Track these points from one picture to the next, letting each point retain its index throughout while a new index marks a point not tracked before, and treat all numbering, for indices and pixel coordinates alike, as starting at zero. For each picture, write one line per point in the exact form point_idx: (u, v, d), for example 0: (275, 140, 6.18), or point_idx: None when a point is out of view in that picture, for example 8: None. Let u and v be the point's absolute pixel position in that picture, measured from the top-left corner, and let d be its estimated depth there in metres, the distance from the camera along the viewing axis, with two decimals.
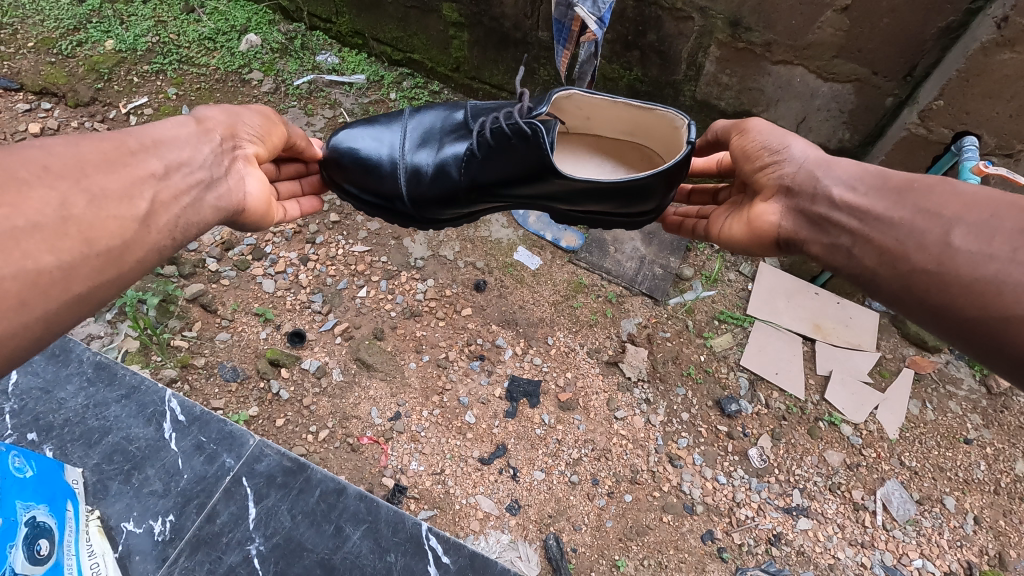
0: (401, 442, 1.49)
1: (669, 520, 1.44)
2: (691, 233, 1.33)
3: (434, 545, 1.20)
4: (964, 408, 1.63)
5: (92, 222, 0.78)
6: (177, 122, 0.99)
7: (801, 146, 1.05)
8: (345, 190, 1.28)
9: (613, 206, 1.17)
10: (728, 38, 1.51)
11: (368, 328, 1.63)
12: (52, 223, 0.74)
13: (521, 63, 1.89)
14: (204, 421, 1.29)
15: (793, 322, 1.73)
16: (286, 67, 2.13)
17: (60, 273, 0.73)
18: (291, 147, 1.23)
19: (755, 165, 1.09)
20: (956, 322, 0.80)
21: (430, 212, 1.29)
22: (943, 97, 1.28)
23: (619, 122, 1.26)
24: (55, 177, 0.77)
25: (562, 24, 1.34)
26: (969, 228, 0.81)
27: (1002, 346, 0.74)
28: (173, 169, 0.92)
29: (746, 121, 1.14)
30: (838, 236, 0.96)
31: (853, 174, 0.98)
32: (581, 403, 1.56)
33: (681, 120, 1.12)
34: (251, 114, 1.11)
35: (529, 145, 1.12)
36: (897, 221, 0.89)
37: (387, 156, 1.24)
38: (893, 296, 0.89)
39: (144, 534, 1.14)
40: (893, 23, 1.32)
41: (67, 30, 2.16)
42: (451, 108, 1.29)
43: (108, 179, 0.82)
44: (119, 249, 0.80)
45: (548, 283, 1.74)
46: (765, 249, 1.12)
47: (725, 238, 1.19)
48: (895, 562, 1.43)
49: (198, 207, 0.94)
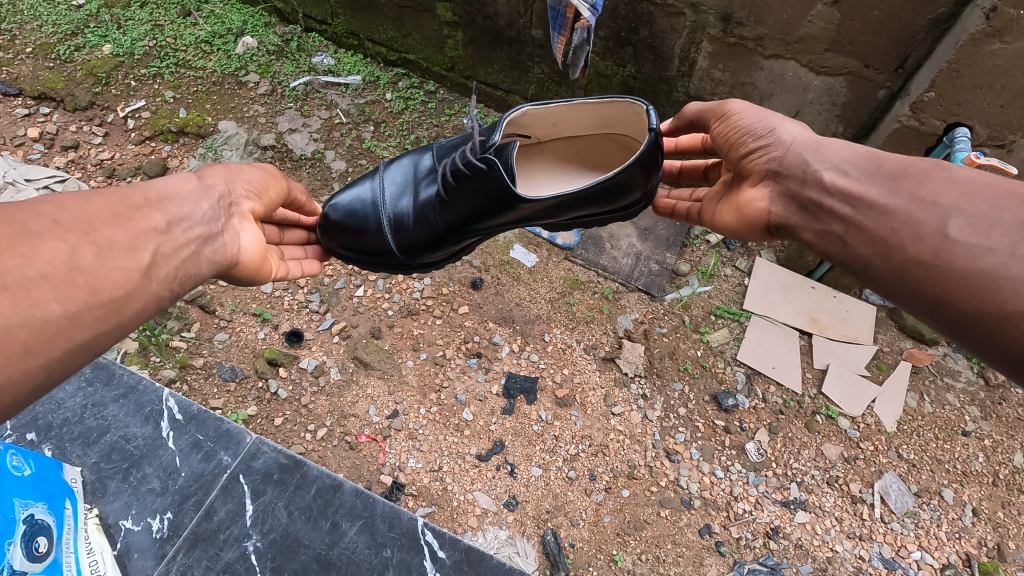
0: (399, 439, 1.50)
1: (666, 514, 1.44)
2: (685, 218, 1.33)
3: (429, 540, 1.21)
4: (962, 400, 1.63)
5: (98, 272, 0.77)
6: (178, 178, 0.98)
7: (787, 129, 1.05)
8: (340, 254, 1.31)
9: (599, 206, 1.15)
10: (721, 32, 1.51)
11: (366, 327, 1.64)
12: (61, 274, 0.73)
13: (491, 68, 1.96)
14: (201, 419, 1.30)
15: (789, 316, 1.73)
16: (282, 69, 2.14)
17: (65, 321, 0.72)
18: (291, 200, 1.26)
19: (741, 150, 1.10)
20: (952, 314, 0.79)
21: (425, 258, 1.30)
22: (935, 89, 1.29)
23: (582, 122, 1.27)
24: (66, 230, 0.76)
25: (558, 11, 1.33)
26: (967, 219, 0.80)
27: (1000, 341, 0.74)
28: (174, 224, 0.90)
29: (726, 105, 1.15)
30: (830, 223, 0.96)
31: (844, 158, 0.98)
32: (578, 399, 1.57)
33: (640, 106, 1.13)
34: (252, 172, 1.11)
35: (489, 181, 1.11)
36: (891, 209, 0.87)
37: (369, 214, 1.27)
38: (887, 286, 0.89)
39: (142, 531, 1.15)
40: (884, 16, 1.32)
41: (64, 35, 2.18)
42: (418, 154, 1.32)
43: (115, 232, 0.81)
44: (121, 299, 0.79)
45: (544, 279, 1.75)
46: (757, 234, 1.13)
47: (718, 224, 1.21)
48: (894, 555, 1.42)
49: (197, 260, 0.92)
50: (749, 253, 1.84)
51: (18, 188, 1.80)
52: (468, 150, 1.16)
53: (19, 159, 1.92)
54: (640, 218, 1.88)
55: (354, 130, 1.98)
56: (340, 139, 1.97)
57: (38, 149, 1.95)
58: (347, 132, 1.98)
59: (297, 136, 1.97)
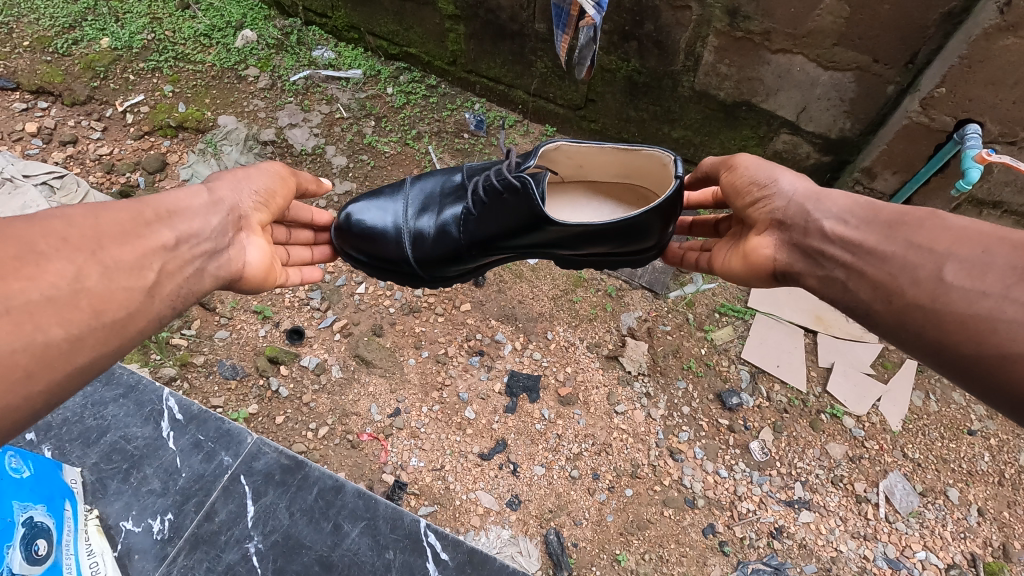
0: (400, 438, 1.49)
1: (670, 514, 1.43)
2: (696, 267, 1.28)
3: (432, 542, 1.20)
4: (968, 399, 1.61)
5: (103, 293, 0.75)
6: (189, 191, 0.97)
7: (789, 180, 1.03)
8: (354, 258, 1.30)
9: (615, 245, 1.13)
10: (727, 27, 1.49)
11: (367, 325, 1.63)
12: (65, 296, 0.71)
13: (493, 62, 1.93)
14: (201, 419, 1.29)
15: (795, 315, 1.72)
16: (282, 62, 2.12)
17: (67, 345, 0.70)
18: (302, 191, 1.27)
19: (746, 200, 1.08)
20: (954, 360, 0.77)
21: (439, 272, 1.29)
22: (946, 84, 1.28)
23: (607, 168, 1.26)
24: (74, 249, 0.75)
25: (561, 9, 1.30)
26: (962, 264, 0.78)
27: (1004, 387, 0.72)
28: (183, 241, 0.90)
29: (734, 157, 1.14)
30: (832, 269, 0.93)
31: (843, 207, 0.95)
32: (581, 398, 1.55)
33: (668, 157, 1.12)
34: (262, 178, 1.10)
35: (520, 198, 1.11)
36: (889, 256, 0.86)
37: (391, 224, 1.26)
38: (890, 331, 0.86)
39: (143, 533, 1.14)
40: (895, 10, 1.29)
41: (62, 29, 2.16)
42: (447, 171, 1.31)
43: (123, 252, 0.80)
44: (124, 320, 0.77)
45: (547, 278, 1.73)
46: (766, 282, 1.08)
47: (729, 272, 1.16)
48: (898, 555, 1.42)
49: (201, 277, 0.91)
50: None
51: (16, 184, 1.78)
52: (502, 169, 1.16)
53: (17, 155, 1.90)
54: None
55: (355, 125, 1.96)
56: (341, 134, 1.95)
57: (36, 144, 1.94)
58: (348, 127, 1.96)
59: (297, 131, 1.95)
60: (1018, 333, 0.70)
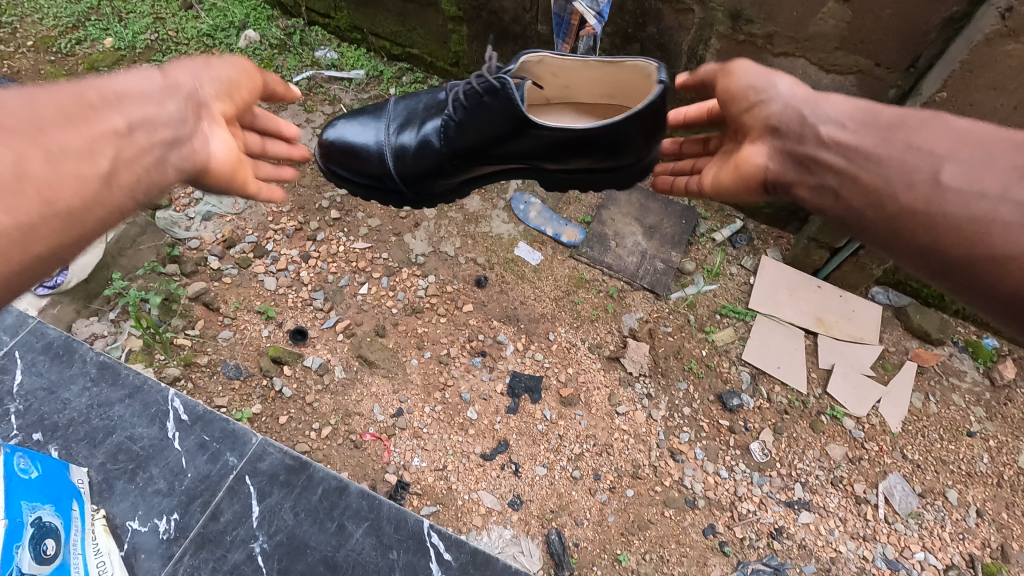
0: (403, 438, 1.50)
1: (670, 514, 1.44)
2: (685, 192, 1.19)
3: (435, 542, 1.21)
4: (967, 401, 1.62)
5: (49, 180, 0.71)
6: (142, 73, 0.88)
7: (786, 85, 0.95)
8: (340, 178, 1.32)
9: (595, 155, 1.14)
10: (729, 30, 1.49)
11: (370, 325, 1.64)
12: (6, 181, 0.68)
13: (496, 63, 1.94)
14: (207, 420, 1.30)
15: (795, 316, 1.72)
16: (285, 63, 2.12)
17: (18, 234, 0.68)
18: (270, 93, 1.11)
19: (739, 107, 0.99)
20: (944, 263, 0.77)
21: (424, 188, 1.31)
22: (947, 89, 1.29)
23: (593, 84, 1.21)
24: (10, 133, 0.71)
25: (561, 18, 1.31)
26: (961, 166, 0.78)
27: (992, 285, 0.73)
28: (137, 127, 0.82)
29: (731, 64, 1.03)
30: (824, 176, 0.88)
31: (842, 112, 0.91)
32: (582, 399, 1.56)
33: (651, 65, 1.08)
34: (224, 66, 0.98)
35: (496, 103, 1.10)
36: (886, 159, 0.83)
37: (375, 141, 1.26)
38: (878, 239, 0.85)
39: (149, 532, 1.15)
40: (896, 15, 1.31)
41: (65, 29, 2.16)
42: (431, 89, 1.29)
43: (67, 137, 0.75)
44: (80, 210, 0.74)
45: (549, 278, 1.74)
46: (752, 196, 1.01)
47: (716, 190, 1.07)
48: (897, 555, 1.43)
49: (163, 167, 0.83)
50: (755, 252, 1.82)
51: None
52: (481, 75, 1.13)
53: None
54: (646, 216, 1.85)
55: None
56: None
57: None
58: None
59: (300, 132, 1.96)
60: (1013, 233, 0.71)
